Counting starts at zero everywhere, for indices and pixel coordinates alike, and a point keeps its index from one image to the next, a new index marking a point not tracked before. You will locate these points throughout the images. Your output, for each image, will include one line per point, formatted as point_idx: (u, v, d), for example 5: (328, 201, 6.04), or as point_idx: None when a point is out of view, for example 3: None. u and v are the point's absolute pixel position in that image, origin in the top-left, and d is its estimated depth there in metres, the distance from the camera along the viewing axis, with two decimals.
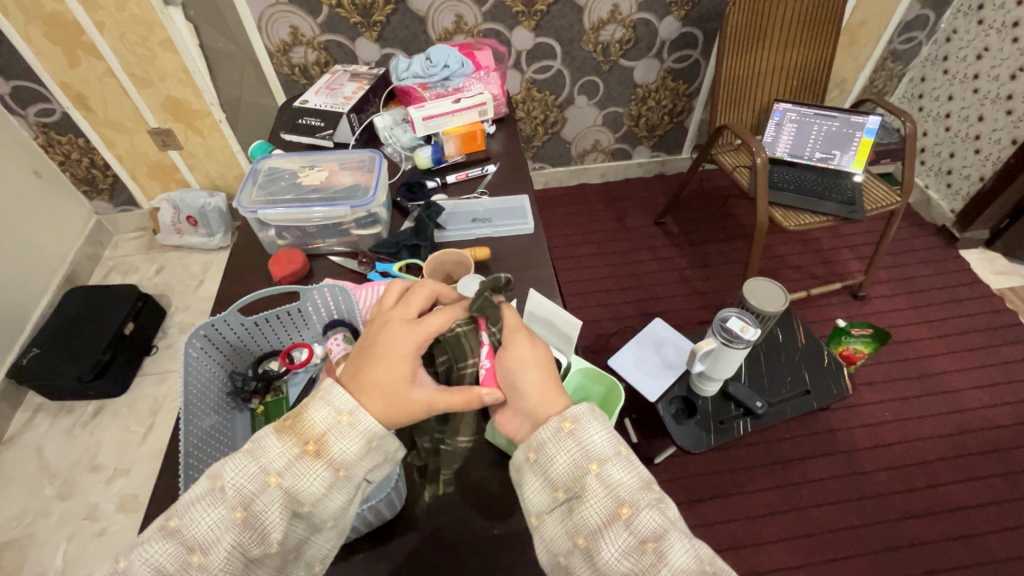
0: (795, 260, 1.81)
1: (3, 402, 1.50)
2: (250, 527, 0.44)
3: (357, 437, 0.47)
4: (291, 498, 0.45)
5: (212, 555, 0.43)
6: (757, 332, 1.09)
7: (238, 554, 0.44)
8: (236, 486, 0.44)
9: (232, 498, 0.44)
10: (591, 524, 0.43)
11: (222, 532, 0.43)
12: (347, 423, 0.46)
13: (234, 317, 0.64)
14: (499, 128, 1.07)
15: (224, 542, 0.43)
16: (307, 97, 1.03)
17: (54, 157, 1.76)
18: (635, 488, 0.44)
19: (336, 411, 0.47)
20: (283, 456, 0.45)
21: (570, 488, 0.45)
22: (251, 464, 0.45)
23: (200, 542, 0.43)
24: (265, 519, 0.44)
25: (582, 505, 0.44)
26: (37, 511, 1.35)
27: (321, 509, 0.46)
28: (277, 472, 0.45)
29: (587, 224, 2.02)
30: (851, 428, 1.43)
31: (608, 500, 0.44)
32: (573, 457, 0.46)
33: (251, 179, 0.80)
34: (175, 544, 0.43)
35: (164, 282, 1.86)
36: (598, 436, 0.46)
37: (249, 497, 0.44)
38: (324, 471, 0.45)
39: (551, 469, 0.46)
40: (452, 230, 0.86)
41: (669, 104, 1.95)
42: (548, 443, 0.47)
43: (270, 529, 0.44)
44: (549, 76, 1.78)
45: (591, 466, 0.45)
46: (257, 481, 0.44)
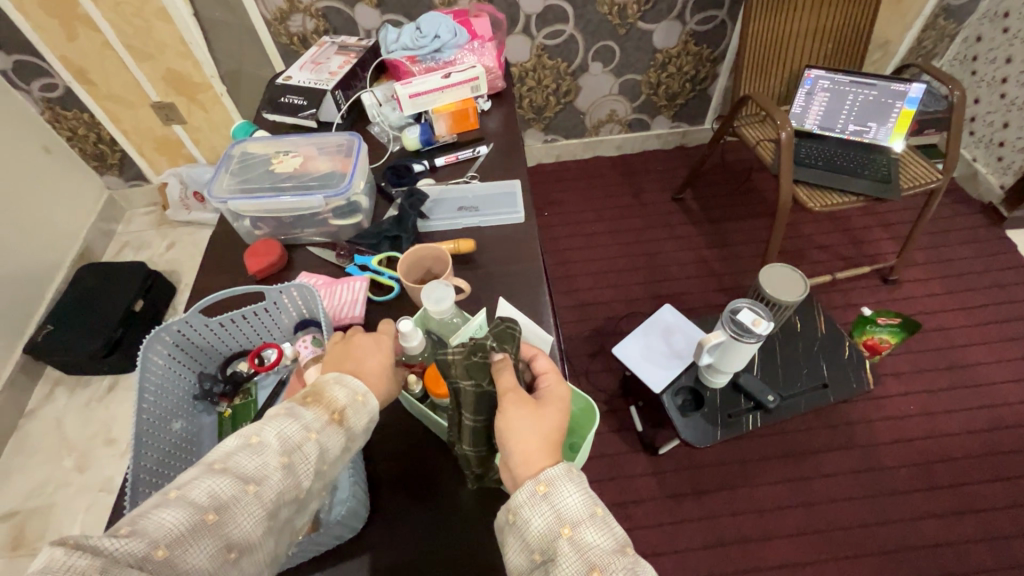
0: (822, 239, 1.70)
1: (24, 376, 1.55)
2: (290, 471, 0.46)
3: (365, 413, 0.52)
4: (319, 454, 0.48)
5: (266, 487, 0.44)
6: (770, 326, 1.02)
7: (279, 495, 0.45)
8: (281, 436, 0.47)
9: (278, 445, 0.46)
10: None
11: (271, 471, 0.45)
12: (362, 401, 0.52)
13: (196, 318, 0.61)
14: (495, 104, 0.99)
15: (274, 479, 0.45)
16: (290, 73, 0.97)
17: (62, 133, 1.76)
18: (609, 551, 0.44)
19: (353, 391, 0.52)
20: (316, 419, 0.49)
21: (546, 552, 0.45)
22: (291, 423, 0.48)
23: (255, 475, 0.44)
24: (303, 466, 0.47)
25: (555, 570, 0.43)
26: (57, 482, 1.41)
27: (332, 471, 0.50)
28: (315, 429, 0.48)
29: (600, 200, 1.93)
30: (871, 421, 1.35)
31: (580, 565, 0.43)
32: (547, 520, 0.45)
33: (223, 167, 0.76)
34: (231, 478, 0.43)
35: (175, 259, 1.87)
36: (572, 499, 0.45)
37: (292, 446, 0.47)
38: (344, 435, 0.50)
39: (527, 533, 0.45)
40: (437, 219, 0.80)
41: (691, 70, 1.82)
42: (523, 507, 0.46)
43: (304, 477, 0.47)
44: (561, 42, 1.67)
45: (565, 529, 0.44)
46: (298, 435, 0.47)
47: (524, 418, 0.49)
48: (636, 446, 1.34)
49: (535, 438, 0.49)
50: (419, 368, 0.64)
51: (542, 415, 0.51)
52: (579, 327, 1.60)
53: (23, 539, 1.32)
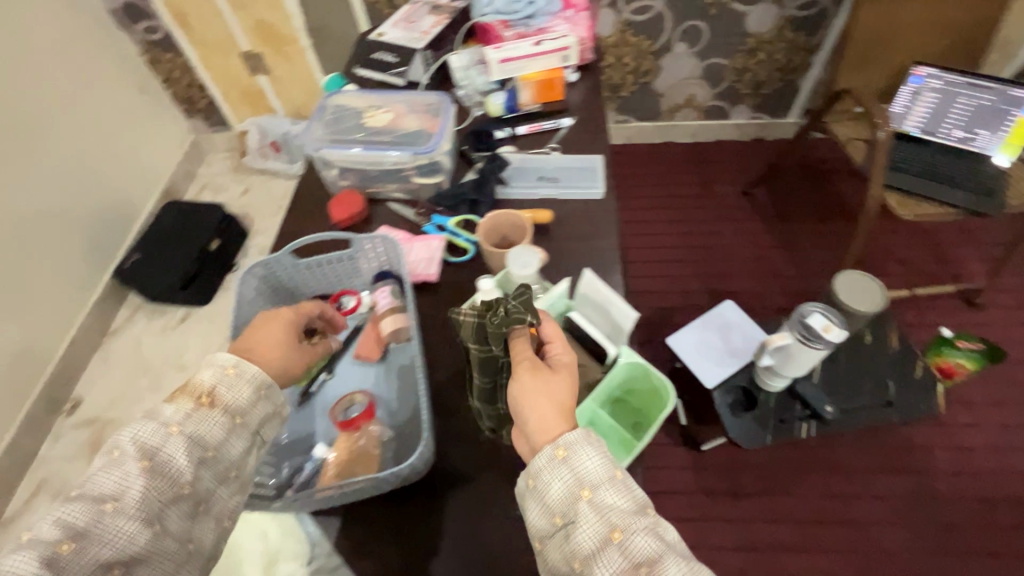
0: (903, 252, 1.59)
1: (110, 298, 1.68)
2: (158, 472, 0.48)
3: (244, 385, 0.54)
4: (194, 444, 0.50)
5: (127, 497, 0.47)
6: (842, 334, 0.98)
7: (154, 494, 0.48)
8: (140, 440, 0.49)
9: (134, 452, 0.48)
10: (585, 549, 0.42)
11: (132, 479, 0.47)
12: (231, 372, 0.54)
13: (285, 259, 0.65)
14: (581, 77, 0.97)
15: (137, 485, 0.47)
16: (383, 30, 0.98)
17: (158, 75, 1.86)
18: (629, 511, 0.43)
19: (222, 366, 0.54)
20: (178, 411, 0.51)
21: (567, 515, 0.44)
22: (151, 422, 0.51)
23: (114, 490, 0.47)
24: (172, 465, 0.49)
25: (576, 532, 0.43)
26: (132, 397, 1.54)
27: (224, 455, 0.52)
28: (176, 423, 0.50)
29: (667, 187, 1.88)
30: (933, 448, 1.28)
31: (600, 525, 0.43)
32: (567, 483, 0.45)
33: (317, 116, 0.79)
34: (87, 501, 0.46)
35: (248, 204, 1.96)
36: (591, 462, 0.45)
37: (153, 448, 0.49)
38: (222, 417, 0.52)
39: (548, 496, 0.45)
40: (516, 186, 0.80)
41: (782, 58, 1.72)
42: (543, 471, 0.46)
43: (178, 471, 0.49)
44: (647, 18, 1.61)
45: (584, 492, 0.44)
46: (157, 434, 0.50)
47: (533, 385, 0.49)
48: (678, 439, 1.32)
49: (544, 400, 0.48)
50: None
51: (551, 380, 0.50)
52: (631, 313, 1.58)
53: (100, 444, 1.46)
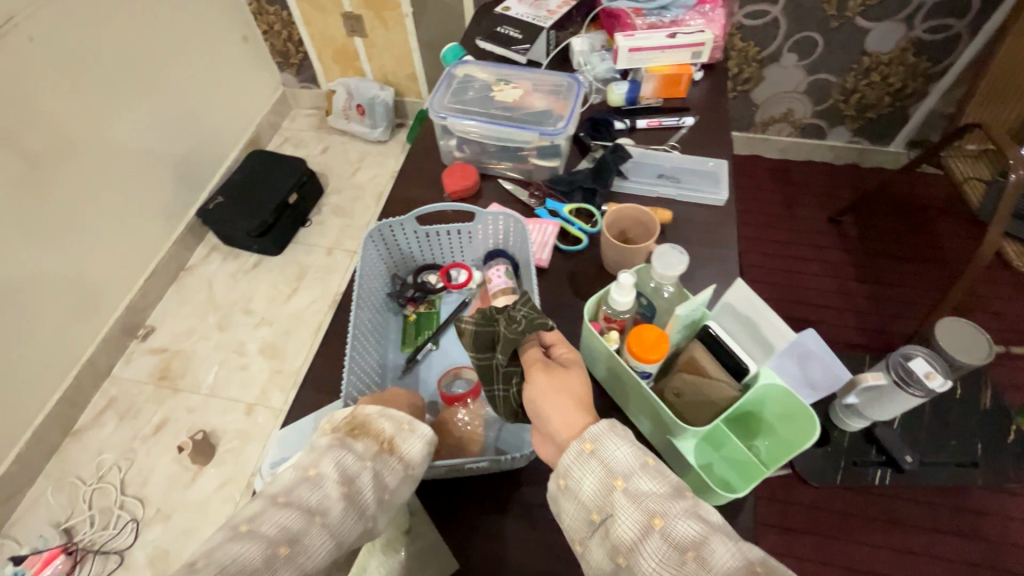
0: (1002, 305, 1.48)
1: (190, 235, 1.75)
2: (354, 503, 0.45)
3: (418, 438, 0.50)
4: (379, 484, 0.47)
5: (326, 526, 0.43)
6: (946, 384, 0.90)
7: (342, 534, 0.44)
8: (336, 473, 0.46)
9: (337, 477, 0.45)
10: (626, 541, 0.40)
11: (333, 503, 0.44)
12: (409, 428, 0.50)
13: (407, 224, 0.65)
14: (706, 76, 0.93)
15: (334, 513, 0.44)
16: (509, 5, 0.96)
17: (260, 26, 1.91)
18: (666, 496, 0.41)
19: (399, 421, 0.50)
20: (367, 451, 0.48)
21: (603, 510, 0.43)
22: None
23: (318, 506, 0.44)
24: (363, 497, 0.46)
25: (613, 525, 0.41)
26: (200, 333, 1.60)
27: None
28: (368, 459, 0.47)
29: (750, 202, 1.81)
30: (1009, 518, 1.20)
31: (638, 514, 0.41)
32: (599, 477, 0.43)
33: (444, 83, 0.78)
34: (296, 512, 0.43)
35: (326, 163, 2.00)
36: (620, 453, 0.44)
37: (350, 476, 0.46)
38: (398, 467, 0.48)
39: (581, 493, 0.44)
40: (633, 181, 0.78)
41: (898, 83, 1.61)
42: (572, 467, 0.44)
43: (368, 506, 0.46)
44: (760, 24, 1.54)
45: (617, 482, 0.42)
46: (354, 465, 0.47)
47: (545, 384, 0.50)
48: None
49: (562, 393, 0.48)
50: (618, 327, 0.55)
51: (566, 383, 0.50)
52: None
53: (168, 373, 1.53)
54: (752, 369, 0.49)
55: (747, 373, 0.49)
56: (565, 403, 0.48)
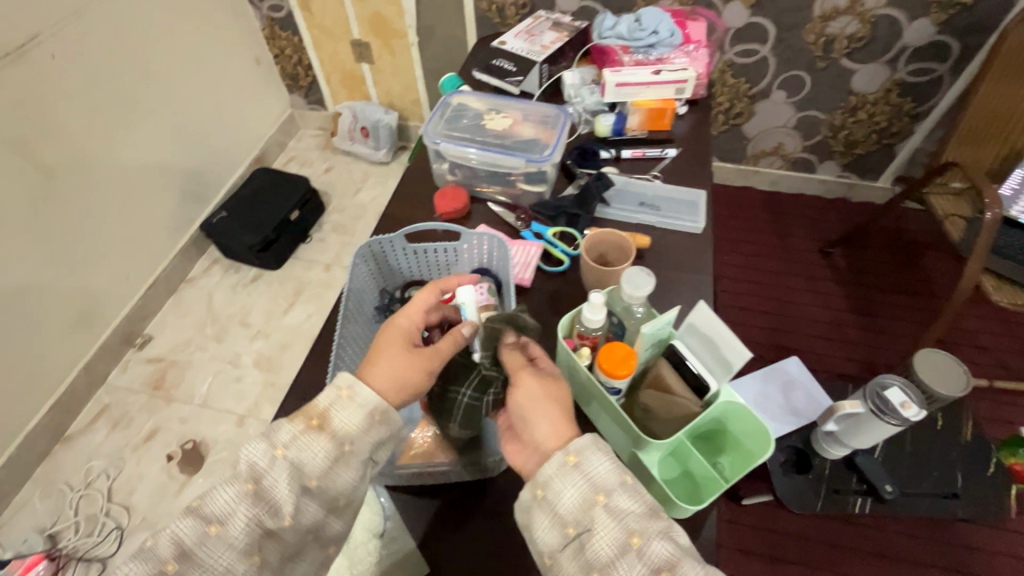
0: (987, 339, 1.51)
1: (193, 248, 1.79)
2: (261, 498, 0.48)
3: (355, 411, 0.51)
4: (296, 471, 0.49)
5: (230, 526, 0.47)
6: (921, 414, 0.93)
7: (256, 526, 0.48)
8: (251, 462, 0.49)
9: (245, 473, 0.48)
10: (602, 558, 0.43)
11: (238, 506, 0.47)
12: (344, 397, 0.51)
13: (398, 241, 0.68)
14: (690, 110, 0.98)
15: (240, 514, 0.47)
16: (505, 39, 1.02)
17: (272, 50, 1.99)
18: (643, 516, 0.44)
19: (337, 387, 0.52)
20: (289, 433, 0.50)
21: (581, 523, 0.45)
22: (264, 441, 0.50)
23: (219, 515, 0.47)
24: (276, 492, 0.48)
25: (592, 540, 0.44)
26: (197, 344, 1.62)
27: (327, 486, 0.50)
28: (283, 446, 0.49)
29: (741, 232, 1.85)
30: (994, 552, 1.20)
31: (617, 532, 0.43)
32: (580, 491, 0.46)
33: (439, 112, 0.83)
34: (196, 520, 0.48)
35: (329, 182, 2.05)
36: (601, 469, 0.46)
37: (261, 471, 0.49)
38: (328, 445, 0.50)
39: (560, 506, 0.46)
40: (616, 208, 0.81)
41: (884, 121, 1.67)
42: (554, 479, 0.47)
43: (281, 502, 0.48)
44: (751, 62, 1.60)
45: (598, 499, 0.45)
46: (265, 456, 0.49)
47: (532, 393, 0.52)
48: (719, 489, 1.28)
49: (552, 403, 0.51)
50: (590, 343, 0.57)
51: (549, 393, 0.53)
52: None
53: (163, 382, 1.55)
54: (713, 388, 0.52)
55: (708, 392, 0.52)
56: (553, 412, 0.51)
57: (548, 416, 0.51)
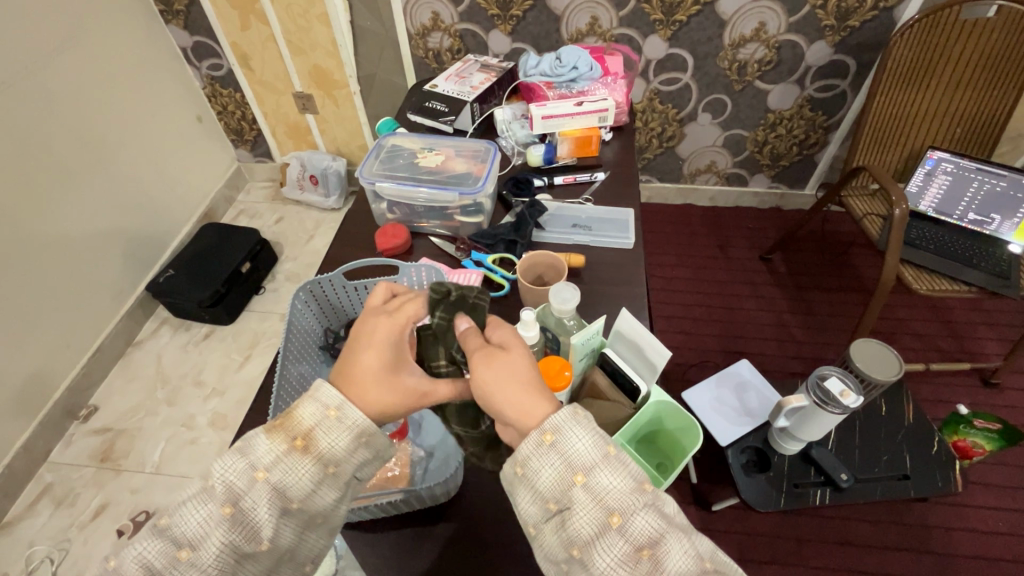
0: (918, 326, 1.61)
1: (139, 310, 1.74)
2: (239, 523, 0.45)
3: (344, 432, 0.48)
4: (278, 495, 0.46)
5: (203, 551, 0.45)
6: (859, 401, 0.97)
7: (230, 551, 0.45)
8: (227, 482, 0.46)
9: (222, 494, 0.45)
10: (584, 536, 0.42)
11: (212, 529, 0.45)
12: (334, 418, 0.48)
13: (337, 279, 0.69)
14: (615, 136, 1.05)
15: (215, 539, 0.45)
16: (436, 82, 1.07)
17: (215, 107, 2.01)
18: (627, 494, 0.42)
19: (323, 407, 0.48)
20: (270, 453, 0.47)
21: (560, 502, 0.43)
22: (241, 461, 0.47)
23: (191, 538, 0.45)
24: (254, 516, 0.45)
25: (572, 519, 0.42)
26: (147, 410, 1.56)
27: (307, 507, 0.48)
28: (264, 468, 0.46)
29: (686, 246, 1.93)
30: (950, 528, 1.25)
31: (598, 511, 0.42)
32: (558, 470, 0.43)
33: (374, 153, 0.86)
34: (166, 542, 0.45)
35: (281, 232, 2.05)
36: (581, 448, 0.43)
37: (238, 494, 0.46)
38: (312, 468, 0.47)
39: (538, 483, 0.44)
40: (551, 231, 0.85)
41: (801, 134, 1.81)
42: (531, 458, 0.44)
43: (260, 525, 0.46)
44: (675, 89, 1.72)
45: (580, 477, 0.43)
46: (244, 477, 0.46)
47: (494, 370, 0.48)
48: (688, 497, 1.30)
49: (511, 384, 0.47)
50: None
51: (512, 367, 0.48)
52: None
53: (110, 453, 1.47)
54: (643, 389, 0.55)
55: (639, 394, 0.56)
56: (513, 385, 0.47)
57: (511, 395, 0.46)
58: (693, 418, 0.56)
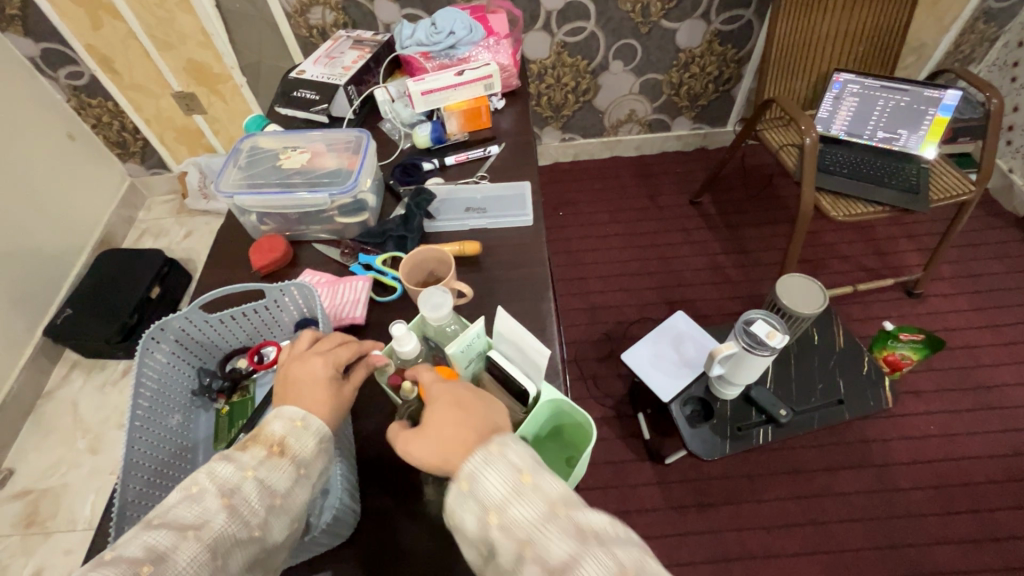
0: (844, 249, 1.64)
1: (42, 358, 1.59)
2: (236, 514, 0.43)
3: (311, 438, 0.49)
4: (264, 491, 0.45)
5: (207, 531, 0.41)
6: (785, 340, 0.98)
7: (228, 539, 0.42)
8: (218, 481, 0.44)
9: (214, 489, 0.43)
10: (512, 547, 0.41)
11: (213, 515, 0.42)
12: (301, 425, 0.49)
13: (195, 313, 0.61)
14: (509, 103, 0.98)
15: (215, 524, 0.42)
16: (304, 67, 0.96)
17: (87, 121, 1.80)
18: (554, 508, 0.42)
19: (291, 420, 0.49)
20: (251, 458, 0.46)
21: (494, 514, 0.43)
22: (226, 465, 0.46)
23: (193, 522, 0.41)
24: (248, 509, 0.44)
25: (504, 532, 0.42)
26: (70, 463, 1.44)
27: (290, 503, 0.46)
28: (252, 467, 0.46)
29: (617, 201, 1.90)
30: (887, 439, 1.30)
31: (528, 522, 0.41)
32: (493, 482, 0.43)
33: (231, 161, 0.76)
34: (168, 529, 0.41)
35: (192, 247, 1.90)
36: (528, 458, 0.45)
37: (230, 489, 0.44)
38: (290, 468, 0.47)
39: (472, 494, 0.43)
40: (444, 219, 0.79)
41: (715, 71, 1.77)
42: (470, 470, 0.44)
43: (254, 518, 0.43)
44: (581, 40, 1.64)
45: (528, 482, 0.43)
46: (233, 475, 0.45)
47: (441, 413, 0.48)
48: (642, 454, 1.31)
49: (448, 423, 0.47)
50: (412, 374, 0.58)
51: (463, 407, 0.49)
52: (589, 329, 1.57)
53: (35, 517, 1.36)
54: (530, 391, 0.52)
55: (527, 396, 0.52)
56: (450, 432, 0.46)
57: (441, 438, 0.46)
58: (586, 414, 0.53)
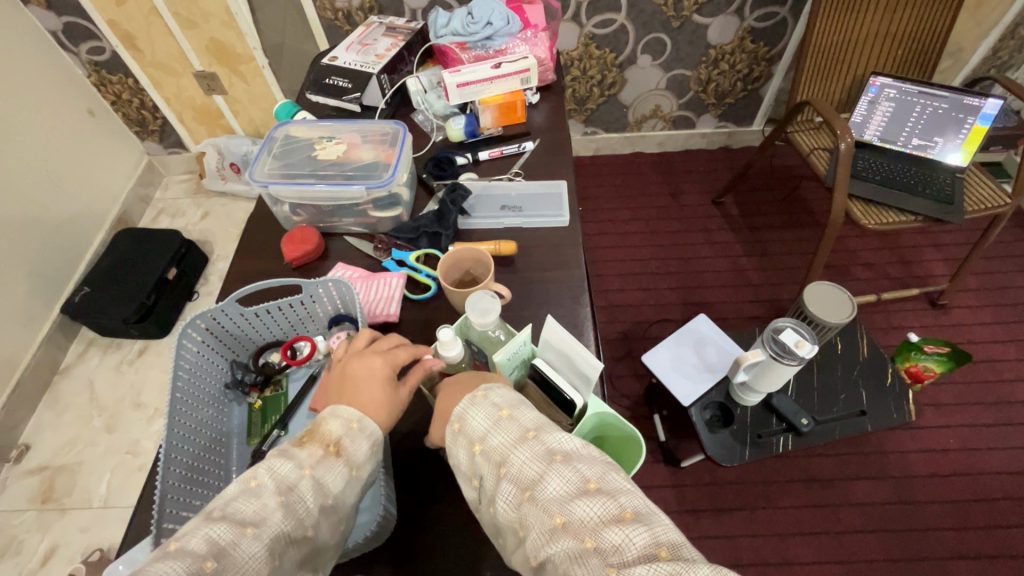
0: (868, 256, 1.62)
1: (59, 334, 1.59)
2: (292, 513, 0.42)
3: (366, 440, 0.48)
4: (319, 491, 0.44)
5: (267, 529, 0.41)
6: (814, 349, 0.97)
7: (284, 539, 0.41)
8: (277, 477, 0.43)
9: (273, 485, 0.43)
10: (508, 488, 0.42)
11: (271, 512, 0.41)
12: (357, 427, 0.48)
13: (231, 307, 0.60)
14: (543, 98, 0.96)
15: (274, 523, 0.41)
16: (336, 54, 0.94)
17: (107, 97, 1.78)
18: (548, 451, 0.42)
19: (348, 420, 0.48)
20: (309, 455, 0.45)
21: (493, 458, 0.44)
22: (284, 462, 0.45)
23: (253, 518, 0.41)
24: (303, 507, 0.43)
25: (501, 473, 0.43)
26: (86, 441, 1.45)
27: (341, 504, 0.45)
28: (309, 465, 0.45)
29: (637, 199, 1.87)
30: (905, 451, 1.29)
31: (523, 462, 0.42)
32: (494, 427, 0.45)
33: (265, 149, 0.74)
34: (229, 524, 0.40)
35: (208, 229, 1.89)
36: (532, 413, 0.46)
37: (288, 486, 0.43)
38: (345, 468, 0.46)
39: (474, 441, 0.45)
40: (478, 216, 0.78)
41: (745, 68, 1.73)
42: (474, 418, 0.46)
43: (308, 518, 0.43)
44: (610, 31, 1.60)
45: (530, 433, 0.44)
46: (293, 473, 0.44)
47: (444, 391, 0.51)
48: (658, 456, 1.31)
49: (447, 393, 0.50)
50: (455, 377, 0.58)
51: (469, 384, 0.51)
52: (606, 328, 1.56)
53: (52, 493, 1.37)
54: (580, 402, 0.52)
55: (575, 407, 0.52)
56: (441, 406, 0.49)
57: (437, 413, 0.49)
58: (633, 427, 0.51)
